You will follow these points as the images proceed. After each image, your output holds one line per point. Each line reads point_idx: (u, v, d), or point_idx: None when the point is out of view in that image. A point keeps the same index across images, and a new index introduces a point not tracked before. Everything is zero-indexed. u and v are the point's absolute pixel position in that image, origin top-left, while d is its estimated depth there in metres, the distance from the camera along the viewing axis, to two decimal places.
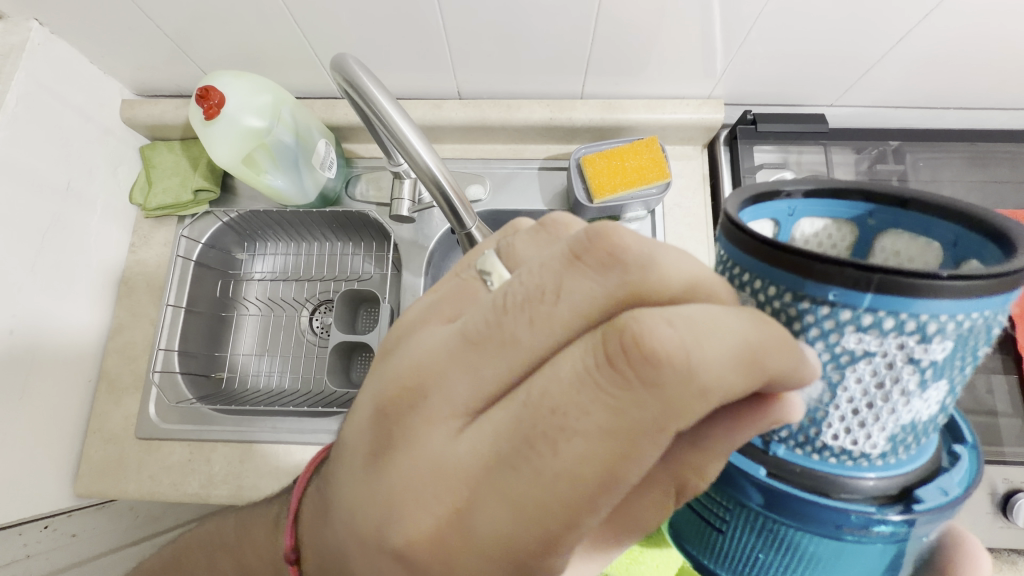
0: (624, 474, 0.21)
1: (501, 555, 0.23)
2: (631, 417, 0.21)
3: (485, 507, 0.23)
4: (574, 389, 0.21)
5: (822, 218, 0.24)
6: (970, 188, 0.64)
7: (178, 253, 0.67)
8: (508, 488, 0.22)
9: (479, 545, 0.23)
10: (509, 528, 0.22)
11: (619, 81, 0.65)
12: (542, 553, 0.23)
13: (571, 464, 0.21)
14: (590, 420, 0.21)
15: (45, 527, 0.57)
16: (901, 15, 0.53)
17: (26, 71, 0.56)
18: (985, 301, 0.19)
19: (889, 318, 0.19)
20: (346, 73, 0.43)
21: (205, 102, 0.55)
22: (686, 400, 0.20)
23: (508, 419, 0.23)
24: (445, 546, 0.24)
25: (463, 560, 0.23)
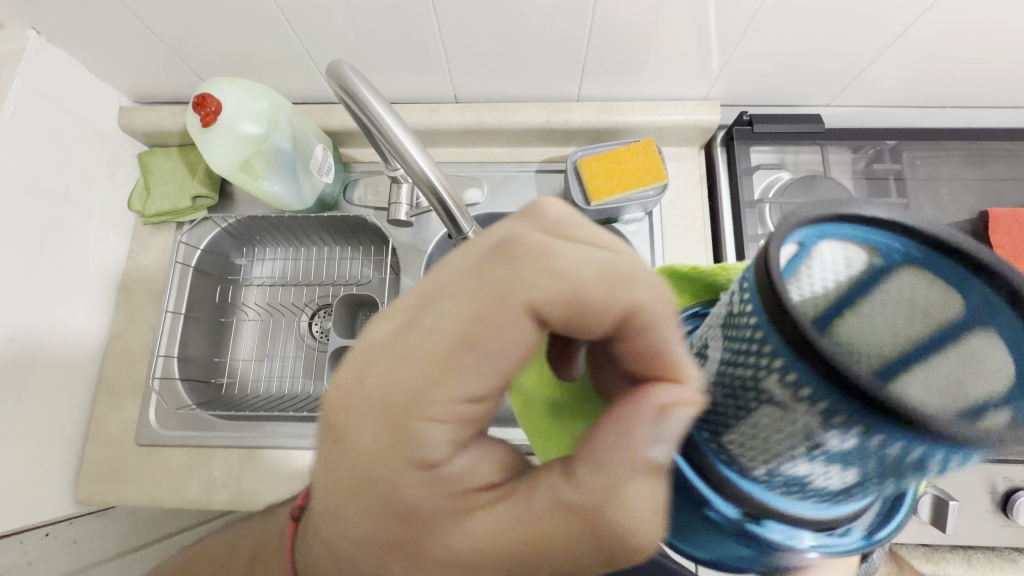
0: (485, 334, 0.23)
1: (382, 407, 0.25)
2: (492, 280, 0.24)
3: (379, 366, 0.25)
4: (460, 270, 0.25)
5: (929, 276, 0.21)
6: (967, 186, 0.64)
7: (177, 259, 0.67)
8: (397, 345, 0.25)
9: (361, 396, 0.25)
10: (391, 381, 0.24)
11: (616, 83, 0.65)
12: (409, 408, 0.24)
13: (439, 317, 0.24)
14: (456, 285, 0.25)
15: (46, 535, 0.57)
16: (898, 11, 0.53)
17: (22, 79, 0.56)
18: (922, 448, 0.16)
19: (812, 397, 0.17)
20: (340, 78, 0.43)
21: (201, 109, 0.55)
22: (529, 270, 0.24)
23: (409, 295, 0.26)
24: (342, 406, 0.26)
25: (356, 420, 0.25)
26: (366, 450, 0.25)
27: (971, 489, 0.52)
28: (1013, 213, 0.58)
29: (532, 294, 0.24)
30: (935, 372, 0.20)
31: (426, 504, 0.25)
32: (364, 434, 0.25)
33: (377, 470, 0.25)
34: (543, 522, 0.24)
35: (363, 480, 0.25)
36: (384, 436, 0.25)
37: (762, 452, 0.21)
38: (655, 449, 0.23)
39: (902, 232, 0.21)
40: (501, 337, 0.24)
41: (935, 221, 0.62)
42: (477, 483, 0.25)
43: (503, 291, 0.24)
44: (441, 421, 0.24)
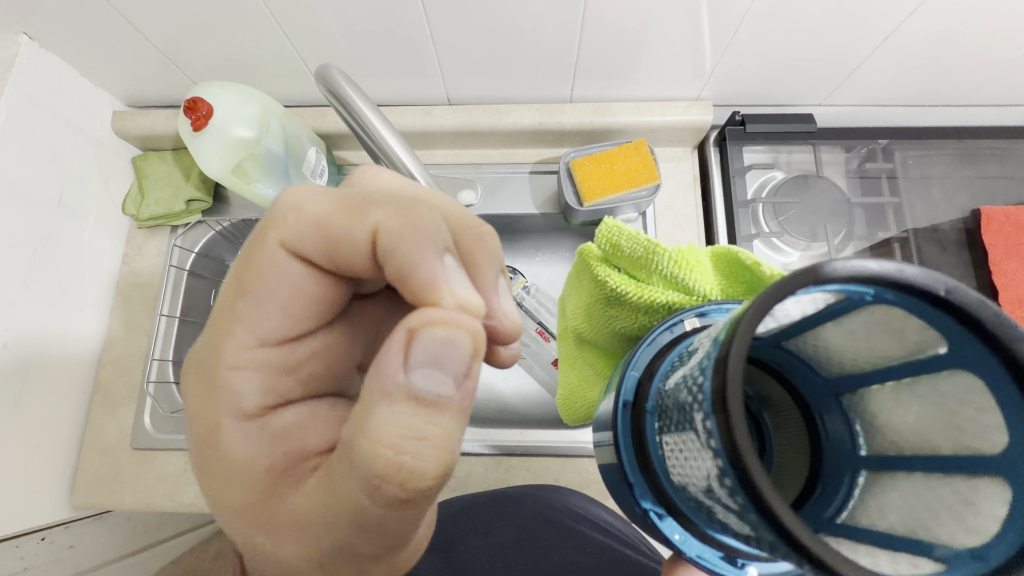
0: (253, 282, 0.32)
1: (207, 369, 0.32)
2: (257, 237, 0.32)
3: (207, 336, 0.33)
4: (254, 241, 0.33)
5: (978, 384, 0.20)
6: (958, 185, 0.64)
7: (171, 263, 0.67)
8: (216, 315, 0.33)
9: (194, 365, 0.33)
10: (210, 346, 0.32)
11: (609, 84, 0.65)
12: (218, 361, 0.32)
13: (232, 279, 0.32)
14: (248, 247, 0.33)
15: (42, 540, 0.55)
16: (890, 10, 0.52)
17: (14, 85, 0.56)
18: (783, 553, 0.17)
19: (724, 473, 0.18)
20: (329, 82, 0.43)
21: (192, 113, 0.56)
22: (284, 219, 0.31)
23: None
24: (189, 375, 0.33)
25: (193, 385, 0.32)
26: (199, 410, 0.32)
27: None
28: (1005, 210, 0.59)
29: (284, 237, 0.31)
30: (917, 487, 0.21)
31: (245, 450, 0.31)
32: (195, 395, 0.32)
33: (207, 428, 0.31)
34: (337, 459, 0.28)
35: (205, 438, 0.31)
36: (206, 393, 0.31)
37: (691, 485, 0.23)
38: (416, 377, 0.26)
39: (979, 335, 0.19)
40: (264, 278, 0.32)
41: (927, 220, 0.63)
42: (296, 429, 0.32)
43: (261, 241, 0.32)
44: (240, 367, 0.31)
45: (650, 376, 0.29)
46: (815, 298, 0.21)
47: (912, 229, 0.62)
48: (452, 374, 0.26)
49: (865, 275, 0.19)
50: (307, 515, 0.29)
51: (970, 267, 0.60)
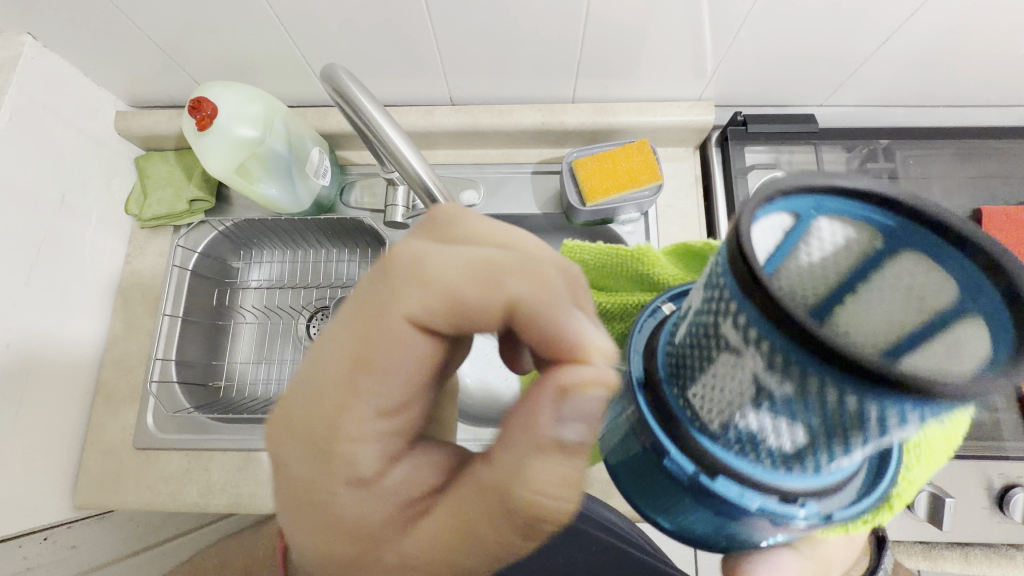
0: (372, 349, 0.28)
1: (306, 432, 0.28)
2: (377, 302, 0.28)
3: (297, 393, 0.29)
4: (358, 294, 0.29)
5: (923, 263, 0.20)
6: (959, 184, 0.65)
7: (174, 263, 0.67)
8: (309, 371, 0.29)
9: (290, 427, 0.29)
10: (306, 405, 0.28)
11: (610, 84, 0.66)
12: (325, 426, 0.28)
13: (339, 341, 0.29)
14: (356, 305, 0.29)
15: (45, 540, 0.56)
16: (892, 8, 0.53)
17: (17, 85, 0.56)
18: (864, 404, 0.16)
19: (779, 357, 0.17)
20: (334, 82, 0.43)
21: (197, 113, 0.56)
22: (413, 285, 0.28)
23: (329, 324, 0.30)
24: (276, 435, 0.29)
25: (286, 446, 0.29)
26: (298, 474, 0.29)
27: (966, 485, 0.53)
28: (1006, 210, 0.60)
29: (411, 307, 0.28)
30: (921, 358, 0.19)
31: (356, 512, 0.28)
32: (294, 459, 0.29)
33: (314, 493, 0.28)
34: (466, 507, 0.27)
35: (305, 499, 0.29)
36: (310, 457, 0.28)
37: (723, 410, 0.21)
38: (568, 429, 0.26)
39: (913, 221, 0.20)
40: (388, 346, 0.28)
41: None
42: (407, 482, 0.29)
43: (386, 308, 0.28)
44: (353, 435, 0.28)
45: (652, 353, 0.27)
46: (779, 229, 0.21)
47: None
48: (589, 424, 0.26)
49: (811, 188, 0.20)
50: (420, 567, 0.27)
51: None
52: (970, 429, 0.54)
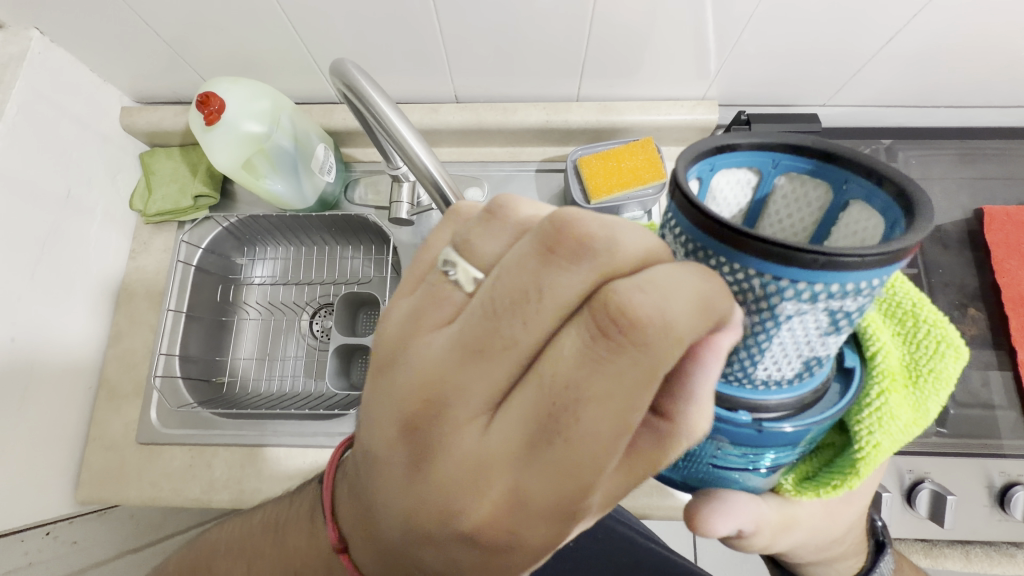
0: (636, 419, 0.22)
1: (553, 516, 0.24)
2: (630, 374, 0.22)
3: (532, 482, 0.23)
4: (580, 362, 0.22)
5: (867, 208, 0.23)
6: (959, 185, 0.65)
7: (179, 259, 0.67)
8: (544, 462, 0.23)
9: (530, 512, 0.24)
10: (554, 494, 0.23)
11: (614, 83, 0.66)
12: (580, 505, 0.23)
13: (592, 428, 0.22)
14: (597, 387, 0.22)
15: (46, 535, 0.56)
16: (895, 9, 0.53)
17: (25, 80, 0.56)
18: (771, 282, 0.20)
19: (717, 257, 0.21)
20: (344, 77, 0.43)
21: (205, 108, 0.56)
22: (667, 349, 0.21)
23: (530, 402, 0.23)
24: (500, 525, 0.25)
25: (524, 530, 0.25)
26: (537, 545, 0.25)
27: (967, 483, 0.53)
28: (1005, 209, 0.61)
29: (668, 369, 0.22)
30: None
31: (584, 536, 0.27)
32: (537, 537, 0.25)
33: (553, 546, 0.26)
34: (639, 465, 0.25)
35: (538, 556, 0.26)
36: (554, 530, 0.24)
37: None
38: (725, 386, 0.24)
39: (857, 168, 0.23)
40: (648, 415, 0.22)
41: None
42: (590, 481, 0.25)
43: (652, 379, 0.22)
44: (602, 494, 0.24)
45: None
46: (737, 183, 0.25)
47: None
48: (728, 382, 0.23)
49: (760, 146, 0.24)
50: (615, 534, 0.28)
51: (972, 267, 0.61)
52: (971, 427, 0.55)
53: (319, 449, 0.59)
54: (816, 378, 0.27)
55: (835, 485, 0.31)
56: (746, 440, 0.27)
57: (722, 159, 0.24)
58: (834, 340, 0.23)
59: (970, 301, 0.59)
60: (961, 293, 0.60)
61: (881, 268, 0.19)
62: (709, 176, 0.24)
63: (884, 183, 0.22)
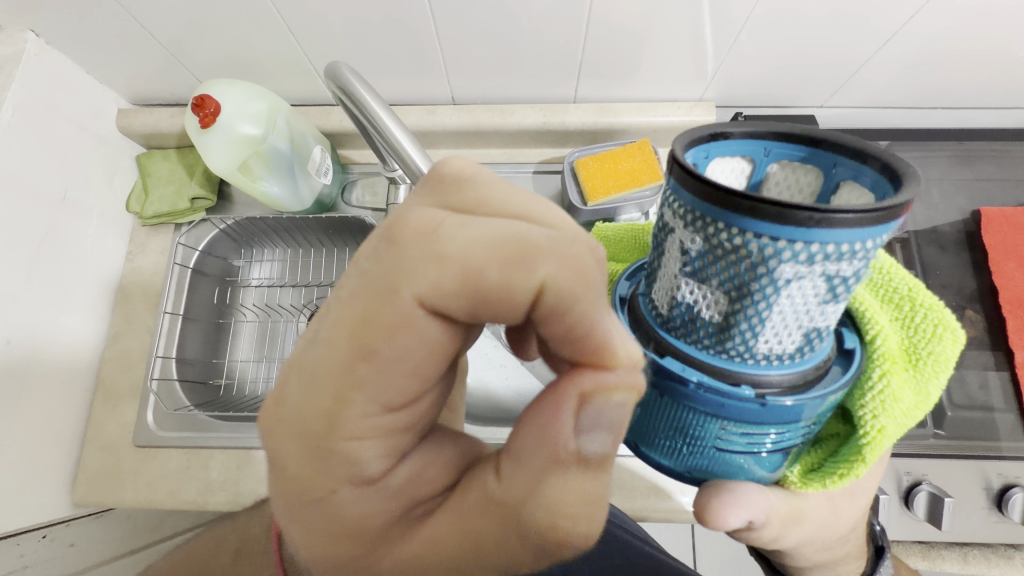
0: (380, 341, 0.23)
1: (307, 431, 0.24)
2: (372, 279, 0.22)
3: (294, 390, 0.24)
4: (358, 278, 0.23)
5: (857, 189, 0.23)
6: (957, 186, 0.65)
7: (176, 261, 0.67)
8: (310, 368, 0.24)
9: (288, 423, 0.24)
10: (304, 400, 0.24)
11: (611, 84, 0.66)
12: (328, 427, 0.23)
13: (334, 330, 0.23)
14: (349, 296, 0.23)
15: (43, 538, 0.55)
16: (892, 11, 0.53)
17: (20, 82, 0.56)
18: (769, 244, 0.20)
19: (714, 223, 0.21)
20: (338, 80, 0.43)
21: (200, 111, 0.55)
22: (424, 263, 0.22)
23: (323, 313, 0.24)
24: (272, 435, 0.25)
25: (286, 448, 0.25)
26: (296, 472, 0.25)
27: (965, 485, 0.53)
28: (1004, 211, 0.61)
29: (422, 290, 0.22)
30: None
31: (361, 511, 0.25)
32: (290, 459, 0.25)
33: (318, 492, 0.25)
34: (489, 491, 0.24)
35: (310, 504, 0.25)
36: (309, 458, 0.24)
37: (671, 297, 0.26)
38: (586, 440, 0.24)
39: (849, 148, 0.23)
40: (396, 341, 0.23)
41: (928, 221, 0.64)
42: (385, 453, 0.25)
43: (392, 288, 0.22)
44: (357, 434, 0.24)
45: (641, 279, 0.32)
46: (734, 171, 0.26)
47: (911, 230, 0.63)
48: (612, 433, 0.24)
49: (754, 134, 0.24)
50: (427, 566, 0.25)
51: (970, 269, 0.61)
52: (970, 430, 0.55)
53: None
54: (815, 355, 0.27)
55: (841, 473, 0.31)
56: (744, 417, 0.26)
57: (717, 146, 0.25)
58: (834, 312, 0.24)
59: (968, 302, 0.59)
60: (959, 295, 0.60)
61: (876, 227, 0.20)
62: (704, 163, 0.25)
63: (868, 162, 0.22)
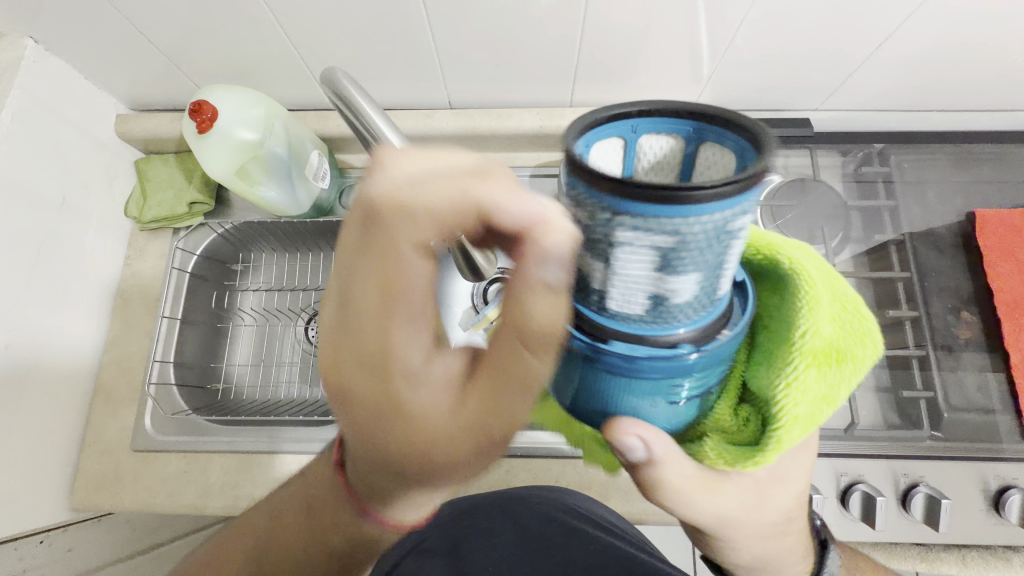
0: (400, 253, 0.29)
1: (388, 335, 0.30)
2: (381, 222, 0.29)
3: (365, 317, 0.30)
4: (369, 238, 0.29)
5: (748, 212, 0.22)
6: (951, 188, 0.66)
7: (173, 265, 0.67)
8: (370, 297, 0.30)
9: (371, 338, 0.30)
10: (378, 318, 0.30)
11: (609, 89, 0.66)
12: (397, 315, 0.30)
13: (383, 264, 0.29)
14: (373, 242, 0.29)
15: (41, 543, 0.56)
16: (884, 17, 0.54)
17: (19, 88, 0.56)
18: (581, 196, 0.22)
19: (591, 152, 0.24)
20: (334, 85, 0.44)
21: (198, 116, 0.57)
22: (407, 203, 0.28)
23: (358, 262, 0.30)
24: (363, 358, 0.30)
25: (375, 350, 0.30)
26: (397, 375, 0.30)
27: (963, 486, 0.53)
28: (998, 213, 0.61)
29: (410, 220, 0.28)
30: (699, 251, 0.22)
31: (437, 373, 0.31)
32: (388, 352, 0.30)
33: (407, 373, 0.30)
34: (505, 343, 0.29)
35: (404, 388, 0.30)
36: (396, 351, 0.30)
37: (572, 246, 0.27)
38: (547, 273, 0.27)
39: (748, 138, 0.22)
40: (411, 251, 0.29)
41: (923, 223, 0.64)
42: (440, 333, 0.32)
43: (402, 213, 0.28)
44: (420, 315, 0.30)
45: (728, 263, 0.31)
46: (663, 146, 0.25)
47: (908, 232, 0.63)
48: (566, 269, 0.26)
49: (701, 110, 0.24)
50: (503, 409, 0.31)
51: (967, 271, 0.61)
52: (967, 431, 0.55)
53: (315, 456, 0.58)
54: (676, 328, 0.26)
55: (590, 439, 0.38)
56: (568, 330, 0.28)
57: (653, 120, 0.24)
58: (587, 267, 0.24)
59: (965, 304, 0.59)
60: (956, 297, 0.60)
61: (659, 208, 0.20)
62: (631, 139, 0.25)
63: (763, 180, 0.21)
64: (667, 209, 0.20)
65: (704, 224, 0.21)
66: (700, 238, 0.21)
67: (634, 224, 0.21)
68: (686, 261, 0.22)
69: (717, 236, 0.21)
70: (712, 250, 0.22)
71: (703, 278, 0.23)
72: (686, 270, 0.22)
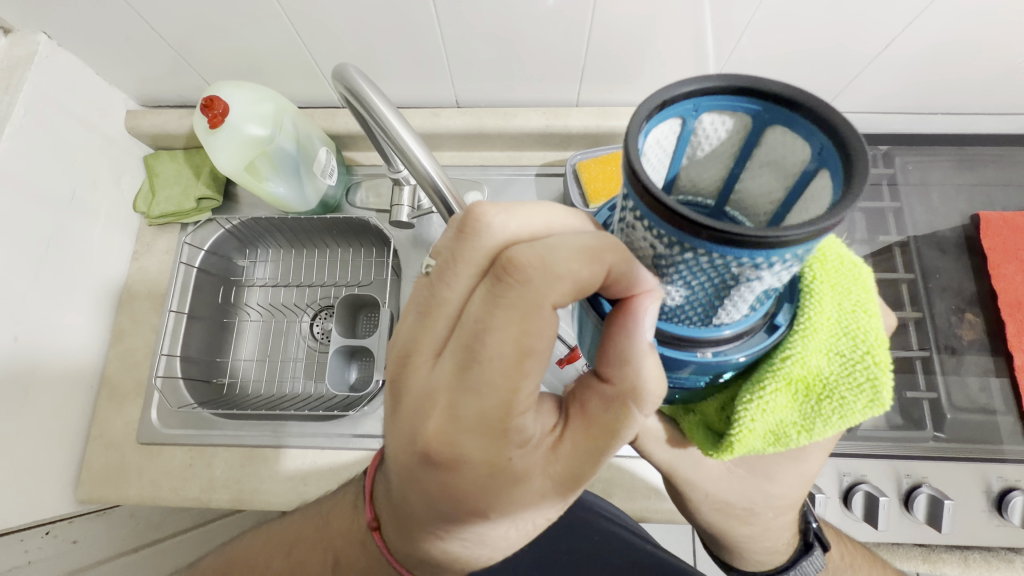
0: (513, 323, 0.27)
1: (495, 409, 0.28)
2: (506, 296, 0.27)
3: (468, 397, 0.28)
4: (485, 306, 0.28)
5: (769, 269, 0.20)
6: (955, 189, 0.66)
7: (181, 259, 0.68)
8: (480, 374, 0.27)
9: (467, 414, 0.28)
10: (485, 394, 0.28)
11: (614, 89, 0.67)
12: (508, 388, 0.28)
13: (498, 341, 0.27)
14: (480, 311, 0.28)
15: (46, 534, 0.56)
16: (889, 18, 0.54)
17: (31, 83, 0.57)
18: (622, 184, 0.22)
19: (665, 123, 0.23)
20: (346, 81, 0.44)
21: (209, 112, 0.57)
22: (541, 282, 0.27)
23: (458, 339, 0.29)
24: (448, 431, 0.28)
25: (469, 423, 0.28)
26: (489, 448, 0.28)
27: (964, 486, 0.53)
28: (1003, 215, 0.60)
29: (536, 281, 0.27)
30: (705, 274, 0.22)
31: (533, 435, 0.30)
32: (478, 423, 0.28)
33: (502, 445, 0.29)
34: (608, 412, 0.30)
35: (495, 456, 0.29)
36: (494, 423, 0.28)
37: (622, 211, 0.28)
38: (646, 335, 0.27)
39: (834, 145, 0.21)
40: (530, 318, 0.27)
41: (927, 225, 0.64)
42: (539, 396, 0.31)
43: (525, 296, 0.27)
44: (531, 383, 0.28)
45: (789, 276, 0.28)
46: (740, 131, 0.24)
47: (911, 233, 0.64)
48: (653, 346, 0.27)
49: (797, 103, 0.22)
50: (595, 457, 0.31)
51: (970, 273, 0.61)
52: (969, 432, 0.55)
53: (319, 451, 0.59)
54: (714, 331, 0.26)
55: None
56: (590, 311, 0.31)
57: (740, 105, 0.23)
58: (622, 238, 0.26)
59: (968, 306, 0.60)
60: (959, 297, 0.60)
61: (665, 224, 0.20)
62: (749, 119, 0.23)
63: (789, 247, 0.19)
64: (674, 230, 0.20)
65: (709, 256, 0.20)
66: (691, 261, 0.21)
67: (645, 223, 0.21)
68: (683, 273, 0.22)
69: (714, 270, 0.21)
70: (714, 280, 0.22)
71: (691, 291, 0.24)
72: (681, 280, 0.23)
